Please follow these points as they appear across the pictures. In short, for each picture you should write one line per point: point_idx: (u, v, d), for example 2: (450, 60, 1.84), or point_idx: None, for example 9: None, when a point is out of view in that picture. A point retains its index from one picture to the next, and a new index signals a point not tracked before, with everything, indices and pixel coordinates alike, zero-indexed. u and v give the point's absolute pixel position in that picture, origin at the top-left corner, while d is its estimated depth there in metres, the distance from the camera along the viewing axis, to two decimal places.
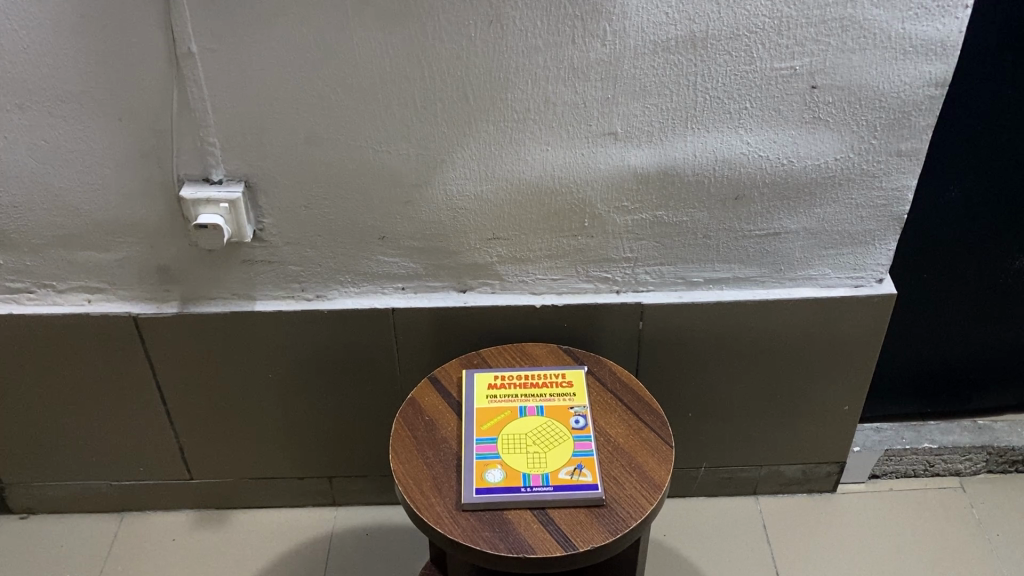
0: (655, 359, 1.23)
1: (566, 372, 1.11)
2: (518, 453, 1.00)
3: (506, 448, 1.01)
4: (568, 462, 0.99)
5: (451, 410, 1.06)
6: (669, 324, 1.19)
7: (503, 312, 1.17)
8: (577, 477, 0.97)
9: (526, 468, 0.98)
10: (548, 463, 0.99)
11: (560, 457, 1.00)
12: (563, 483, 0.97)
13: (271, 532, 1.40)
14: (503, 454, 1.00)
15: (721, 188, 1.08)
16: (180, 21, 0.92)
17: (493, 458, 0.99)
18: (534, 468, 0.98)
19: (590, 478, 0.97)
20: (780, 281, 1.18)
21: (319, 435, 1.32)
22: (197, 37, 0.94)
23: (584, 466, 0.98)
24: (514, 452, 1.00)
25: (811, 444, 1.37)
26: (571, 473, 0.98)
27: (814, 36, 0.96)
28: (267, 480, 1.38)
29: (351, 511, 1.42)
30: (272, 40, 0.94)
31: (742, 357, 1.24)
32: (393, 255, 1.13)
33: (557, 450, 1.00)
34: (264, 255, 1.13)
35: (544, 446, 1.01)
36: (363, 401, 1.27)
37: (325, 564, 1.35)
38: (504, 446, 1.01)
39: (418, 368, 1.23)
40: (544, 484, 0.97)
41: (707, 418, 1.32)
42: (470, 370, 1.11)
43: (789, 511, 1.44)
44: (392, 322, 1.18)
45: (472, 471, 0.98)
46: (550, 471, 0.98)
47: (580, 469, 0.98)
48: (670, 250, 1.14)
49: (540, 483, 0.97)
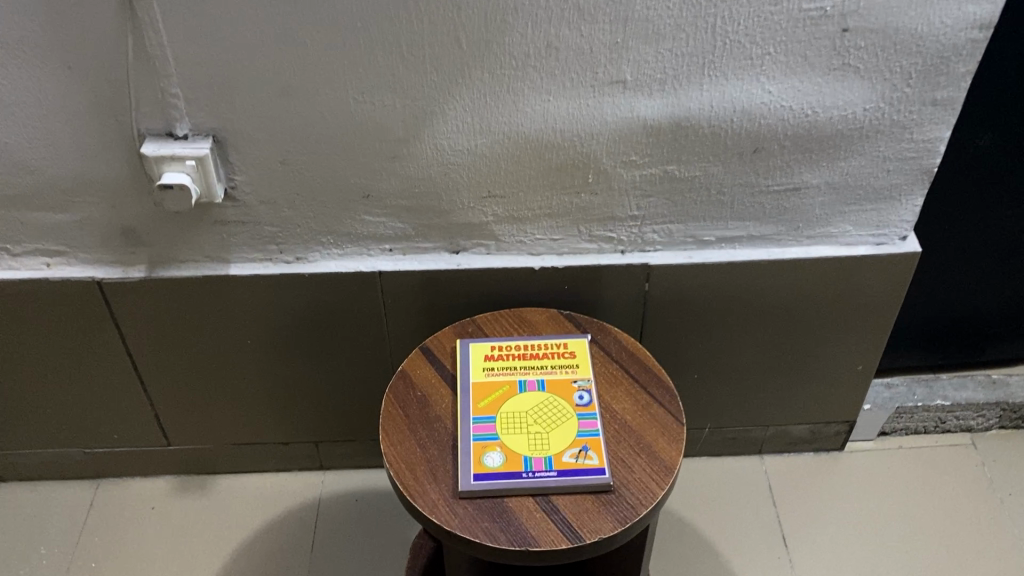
0: (660, 321, 1.16)
1: (568, 342, 1.02)
2: (519, 434, 0.93)
3: (506, 429, 0.93)
4: (573, 444, 0.92)
5: (445, 385, 0.99)
6: (678, 285, 1.11)
7: (498, 275, 1.08)
8: (583, 462, 0.90)
9: (527, 451, 0.91)
10: (552, 447, 0.92)
11: (564, 439, 0.92)
12: (568, 468, 0.90)
13: (255, 498, 1.33)
14: (503, 435, 0.93)
15: (739, 140, 0.99)
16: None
17: (492, 440, 0.92)
18: (537, 452, 0.91)
19: (596, 463, 0.90)
20: (797, 239, 1.10)
21: (304, 401, 1.25)
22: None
23: (590, 449, 0.91)
24: (515, 434, 0.93)
25: (822, 404, 1.30)
26: (577, 457, 0.91)
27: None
28: (250, 445, 1.31)
29: (339, 475, 1.36)
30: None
31: (754, 317, 1.16)
32: (379, 214, 1.04)
33: (561, 432, 0.93)
34: (238, 215, 1.03)
35: (546, 426, 0.93)
36: (350, 365, 1.20)
37: (314, 533, 1.29)
38: (503, 426, 0.94)
39: (407, 332, 1.15)
40: (548, 470, 0.90)
41: (713, 381, 1.25)
42: (464, 339, 1.02)
43: (795, 471, 1.38)
44: (379, 285, 1.09)
45: (470, 455, 0.91)
46: (554, 454, 0.91)
47: (587, 452, 0.91)
48: (680, 207, 1.05)
49: (543, 468, 0.90)
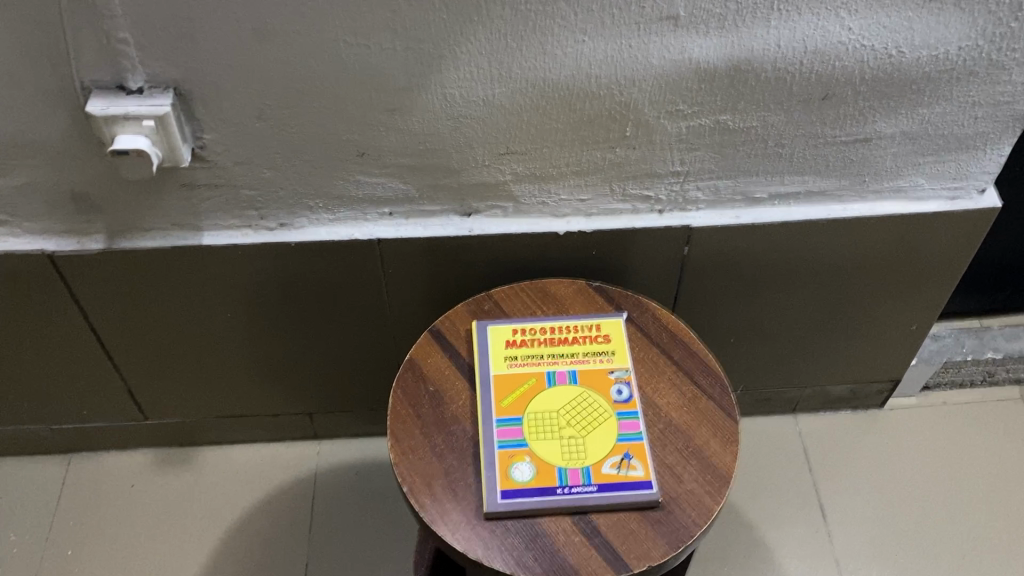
0: (698, 285, 1.02)
1: (600, 323, 0.89)
2: (551, 441, 0.80)
3: (535, 434, 0.80)
4: (613, 451, 0.79)
5: (461, 378, 0.85)
6: (721, 247, 0.97)
7: (517, 240, 0.94)
8: (626, 474, 0.78)
9: (562, 462, 0.79)
10: (589, 456, 0.79)
11: (603, 446, 0.80)
12: (609, 481, 0.78)
13: (244, 472, 1.21)
14: (532, 442, 0.80)
15: (806, 85, 0.82)
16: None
17: (520, 449, 0.80)
18: (572, 463, 0.79)
19: (642, 475, 0.78)
20: (861, 194, 0.95)
21: (294, 372, 1.12)
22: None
23: (633, 458, 0.79)
24: (546, 441, 0.80)
25: (867, 363, 1.18)
26: (619, 468, 0.78)
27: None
28: (236, 417, 1.18)
29: (336, 445, 1.23)
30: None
31: (804, 279, 1.03)
32: (377, 174, 0.88)
33: (599, 437, 0.80)
34: (209, 178, 0.87)
35: (582, 430, 0.81)
36: (347, 337, 1.06)
37: (311, 511, 1.18)
38: (532, 431, 0.81)
39: (411, 302, 1.01)
40: (586, 484, 0.77)
41: (750, 344, 1.13)
42: (481, 322, 0.89)
43: (832, 431, 1.28)
44: (379, 254, 0.94)
45: (494, 466, 0.79)
46: (592, 465, 0.79)
47: (630, 461, 0.79)
48: (731, 162, 0.90)
49: (580, 483, 0.78)
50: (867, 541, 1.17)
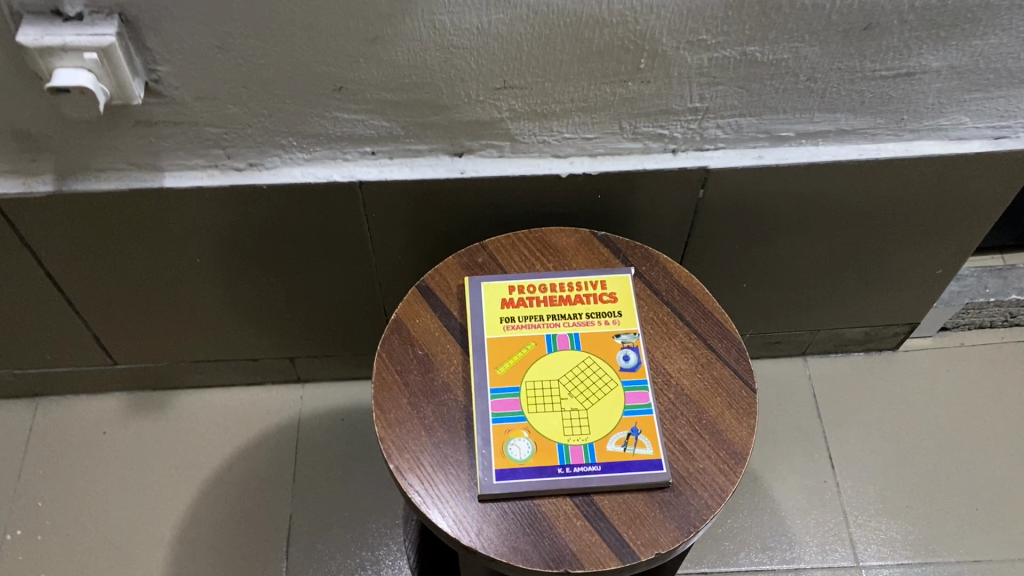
0: (712, 229, 0.93)
1: (606, 279, 0.81)
2: (551, 414, 0.73)
3: (534, 407, 0.74)
4: (619, 426, 0.72)
5: (453, 341, 0.78)
6: (740, 190, 0.88)
7: (514, 183, 0.85)
8: (633, 452, 0.71)
9: (563, 438, 0.72)
10: (593, 431, 0.72)
11: (609, 420, 0.73)
12: (614, 460, 0.71)
13: (224, 417, 1.15)
14: (530, 416, 0.73)
15: (848, 15, 0.71)
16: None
17: (516, 423, 0.73)
18: (574, 439, 0.72)
19: (650, 453, 0.71)
20: (898, 133, 0.85)
21: (273, 315, 1.04)
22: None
23: (641, 433, 0.72)
24: (545, 415, 0.73)
25: (886, 307, 1.11)
26: (626, 445, 0.72)
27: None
28: (212, 361, 1.11)
29: (320, 388, 1.17)
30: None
31: (827, 222, 0.94)
32: (357, 111, 0.78)
33: (604, 410, 0.73)
34: (167, 114, 0.76)
35: (585, 402, 0.74)
36: (329, 280, 0.98)
37: (295, 459, 1.12)
38: (530, 404, 0.74)
39: (397, 245, 0.93)
40: (589, 463, 0.71)
41: (763, 288, 1.05)
42: (474, 278, 0.81)
43: (843, 374, 1.21)
44: (361, 197, 0.85)
45: (489, 443, 0.72)
46: (596, 441, 0.72)
47: (638, 438, 0.72)
48: (756, 98, 0.80)
49: (583, 462, 0.71)
50: (879, 493, 1.11)
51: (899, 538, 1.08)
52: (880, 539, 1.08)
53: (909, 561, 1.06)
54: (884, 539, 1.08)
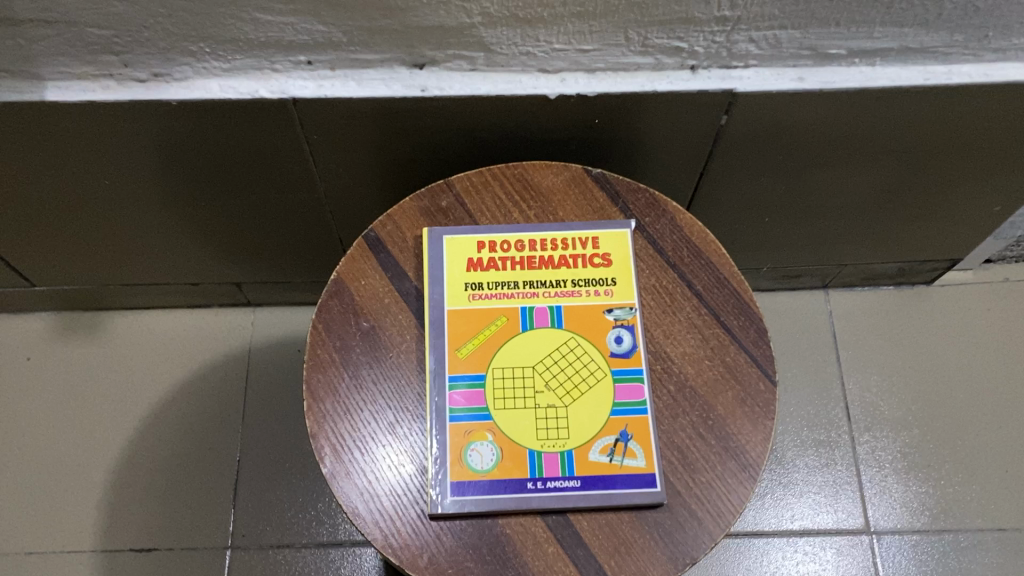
0: (733, 158, 0.77)
1: (599, 236, 0.66)
2: (523, 413, 0.60)
3: (503, 404, 0.60)
4: (605, 430, 0.59)
5: (406, 311, 0.63)
6: (772, 116, 0.71)
7: (489, 104, 0.68)
8: (622, 464, 0.58)
9: (536, 444, 0.59)
10: (574, 436, 0.59)
11: (593, 422, 0.60)
12: (597, 474, 0.58)
13: (164, 343, 1.01)
14: (497, 415, 0.60)
15: None
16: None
17: (479, 423, 0.59)
18: (551, 446, 0.59)
19: (643, 466, 0.58)
20: (978, 53, 0.67)
21: (209, 238, 0.89)
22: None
23: (633, 440, 0.59)
24: (516, 414, 0.60)
25: (928, 242, 0.95)
26: (613, 455, 0.58)
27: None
28: (147, 284, 0.97)
29: (274, 313, 1.03)
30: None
31: (872, 152, 0.77)
32: (283, 12, 0.59)
33: (589, 409, 0.60)
34: (32, 12, 0.58)
35: (565, 399, 0.60)
36: (270, 203, 0.83)
37: (244, 394, 0.99)
38: (498, 399, 0.60)
39: (349, 168, 0.76)
40: (567, 478, 0.58)
41: (786, 220, 0.89)
42: (435, 230, 0.65)
43: (868, 308, 1.06)
44: (296, 116, 0.69)
45: (444, 448, 0.59)
46: (576, 449, 0.59)
47: (628, 446, 0.59)
48: (803, 7, 0.61)
49: (559, 475, 0.58)
50: (900, 448, 0.99)
51: (918, 501, 0.96)
52: (896, 501, 0.96)
53: (926, 527, 0.95)
54: (900, 501, 0.96)
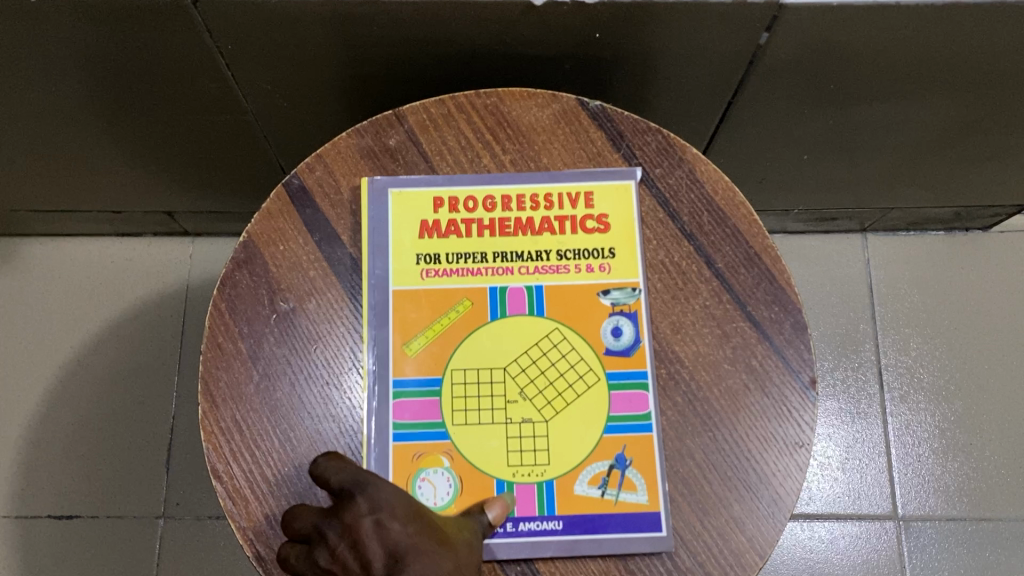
0: (771, 84, 0.60)
1: (594, 191, 0.51)
2: (490, 432, 0.46)
3: (464, 419, 0.46)
4: (596, 454, 0.46)
5: (337, 286, 0.49)
6: (827, 35, 0.54)
7: (453, 11, 0.51)
8: (618, 499, 0.45)
9: (507, 474, 0.45)
10: (556, 462, 0.46)
11: (581, 444, 0.46)
12: (585, 513, 0.45)
13: (90, 277, 0.87)
14: (457, 434, 0.46)
15: None
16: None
17: (433, 445, 0.46)
18: (527, 476, 0.45)
19: (645, 502, 0.45)
20: None
21: (125, 162, 0.73)
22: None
23: (632, 467, 0.45)
24: (481, 434, 0.46)
25: (997, 185, 0.79)
26: (605, 488, 0.45)
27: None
28: (62, 210, 0.82)
29: (218, 244, 0.88)
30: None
31: (950, 81, 0.60)
32: None
33: (576, 426, 0.46)
34: None
35: (545, 411, 0.46)
36: (191, 124, 0.67)
37: (181, 340, 0.85)
38: (458, 412, 0.46)
39: (282, 84, 0.60)
40: (546, 518, 0.45)
41: (829, 157, 0.73)
42: (378, 181, 0.50)
43: (913, 256, 0.91)
44: (201, 19, 0.52)
45: (388, 477, 0.45)
46: (558, 478, 0.45)
47: (626, 475, 0.45)
48: None
49: (536, 515, 0.45)
50: (939, 422, 0.85)
51: (956, 485, 0.83)
52: (930, 484, 0.83)
53: (963, 516, 0.82)
54: (935, 484, 0.83)
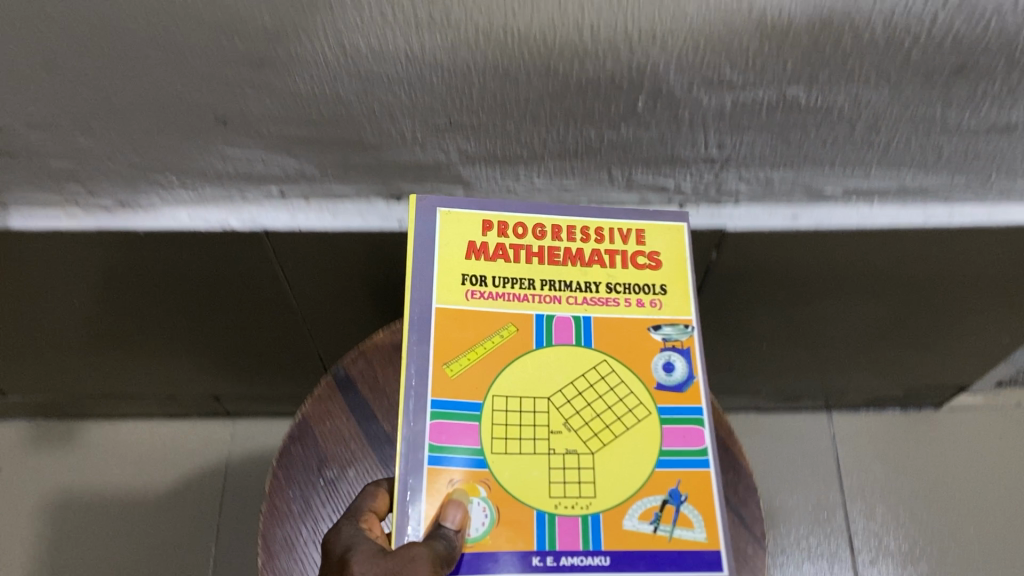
0: (726, 289, 0.74)
1: (645, 230, 0.55)
2: (535, 462, 0.47)
3: (504, 447, 0.48)
4: (648, 488, 0.47)
5: (373, 457, 0.60)
6: (765, 251, 0.68)
7: None
8: (672, 535, 0.46)
9: (550, 505, 0.46)
10: (601, 495, 0.47)
11: (632, 476, 0.48)
12: (633, 549, 0.45)
13: (141, 455, 0.98)
14: (495, 462, 0.47)
15: (935, 53, 0.51)
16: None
17: (472, 472, 0.47)
18: (570, 508, 0.46)
19: (703, 539, 0.46)
20: (980, 193, 0.64)
21: (186, 355, 0.86)
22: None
23: (687, 503, 0.47)
24: (521, 461, 0.47)
25: (935, 368, 0.91)
26: (658, 523, 0.46)
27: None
28: (123, 395, 0.94)
29: (256, 424, 1.00)
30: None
31: (872, 285, 0.74)
32: (250, 147, 0.58)
33: (622, 459, 0.48)
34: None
35: (591, 443, 0.48)
36: (246, 325, 0.80)
37: (219, 512, 0.95)
38: (498, 441, 0.48)
39: (327, 292, 0.74)
40: (591, 553, 0.45)
41: (785, 346, 0.86)
42: (428, 202, 0.53)
43: (874, 432, 1.02)
44: (268, 245, 0.67)
45: (418, 493, 0.46)
46: (604, 512, 0.47)
47: (680, 511, 0.46)
48: (795, 148, 0.59)
49: (580, 549, 0.45)
50: None
51: None
52: None
53: None
54: None
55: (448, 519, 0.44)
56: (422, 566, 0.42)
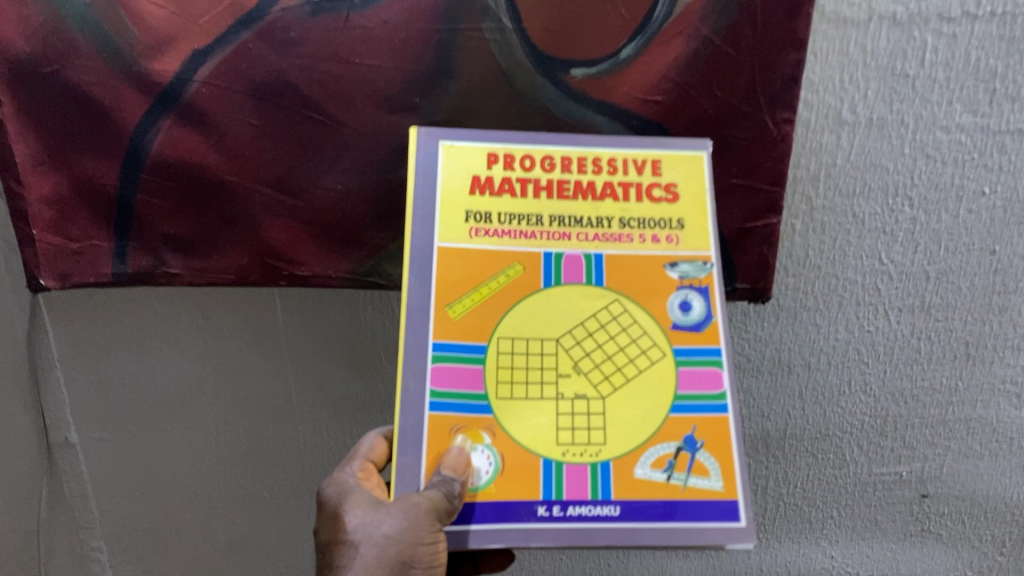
0: None
1: (661, 160, 0.48)
2: (540, 408, 0.44)
3: (511, 392, 0.44)
4: (661, 435, 0.44)
5: None
6: None
7: None
8: (686, 484, 0.43)
9: (556, 452, 0.43)
10: (611, 441, 0.44)
11: (643, 422, 0.44)
12: (646, 499, 0.43)
13: None
14: (502, 409, 0.44)
15: None
16: (52, 394, 0.68)
17: (475, 417, 0.44)
18: (578, 455, 0.43)
19: (719, 489, 0.43)
20: None
21: None
22: (79, 401, 0.68)
23: (703, 450, 0.43)
24: (530, 408, 0.44)
25: None
26: (671, 472, 0.43)
27: (925, 427, 0.70)
28: None
29: None
30: (185, 405, 0.68)
31: None
32: None
33: (634, 402, 0.44)
34: None
35: (601, 387, 0.44)
36: None
37: None
38: (504, 385, 0.45)
39: None
40: (600, 503, 0.43)
41: None
42: (429, 133, 0.48)
43: None
44: None
45: (421, 438, 0.43)
46: (614, 460, 0.43)
47: (696, 458, 0.43)
48: None
49: (588, 499, 0.43)
50: None
51: None
52: None
53: None
54: None
55: (450, 467, 0.42)
56: (420, 525, 0.41)
